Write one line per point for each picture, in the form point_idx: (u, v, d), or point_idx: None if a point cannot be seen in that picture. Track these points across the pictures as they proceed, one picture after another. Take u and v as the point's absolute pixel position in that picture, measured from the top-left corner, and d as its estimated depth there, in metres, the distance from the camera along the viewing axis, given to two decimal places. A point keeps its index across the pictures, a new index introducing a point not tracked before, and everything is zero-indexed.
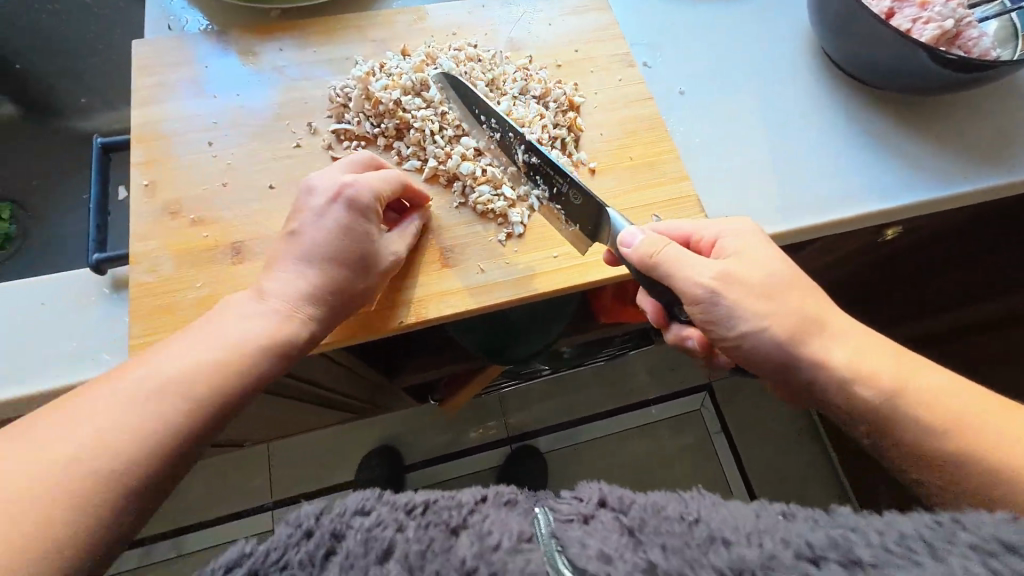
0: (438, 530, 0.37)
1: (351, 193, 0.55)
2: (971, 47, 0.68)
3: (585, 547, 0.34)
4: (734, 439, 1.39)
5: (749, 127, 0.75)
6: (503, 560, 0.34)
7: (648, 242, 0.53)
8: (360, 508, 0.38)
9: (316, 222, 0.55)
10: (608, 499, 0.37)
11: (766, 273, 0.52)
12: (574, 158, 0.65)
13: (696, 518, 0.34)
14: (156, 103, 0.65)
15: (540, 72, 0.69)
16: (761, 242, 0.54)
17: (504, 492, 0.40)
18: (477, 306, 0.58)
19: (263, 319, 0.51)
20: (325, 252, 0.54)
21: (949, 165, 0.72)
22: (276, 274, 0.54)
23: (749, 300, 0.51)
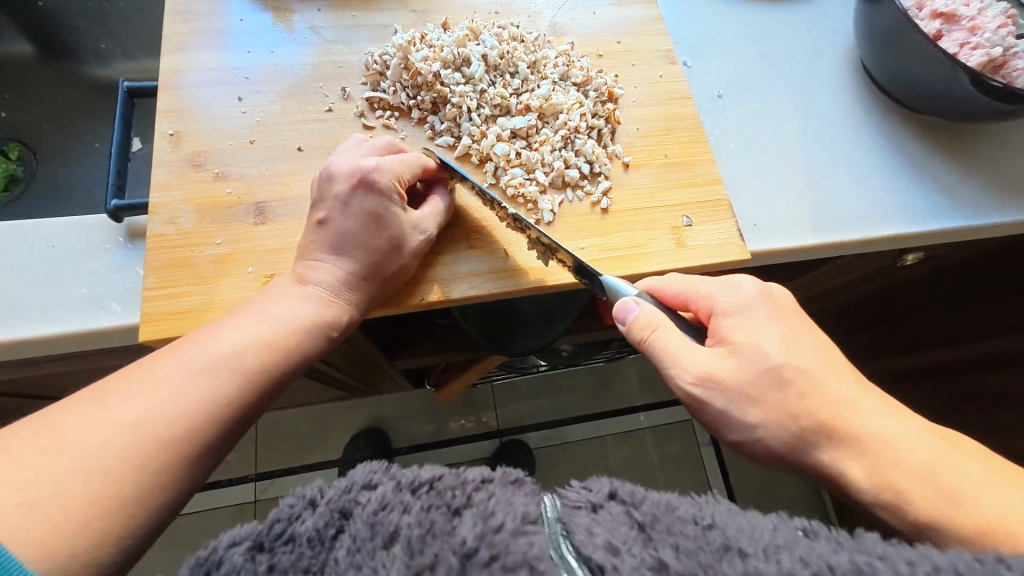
0: (439, 512, 0.35)
1: (370, 183, 0.54)
2: (1015, 78, 0.67)
3: (592, 536, 0.34)
4: (724, 452, 1.38)
5: (783, 137, 0.74)
6: (506, 543, 0.32)
7: (642, 322, 0.52)
8: (367, 482, 0.37)
9: (340, 210, 0.54)
10: (618, 492, 0.37)
11: (760, 369, 0.48)
12: (609, 149, 0.63)
13: (710, 524, 0.32)
14: (187, 52, 0.63)
15: (582, 60, 0.67)
16: (765, 322, 0.50)
17: (511, 471, 0.39)
18: (502, 291, 0.57)
19: (306, 303, 0.51)
20: (359, 242, 0.53)
21: (976, 197, 0.72)
22: (311, 263, 0.53)
23: (741, 398, 0.49)
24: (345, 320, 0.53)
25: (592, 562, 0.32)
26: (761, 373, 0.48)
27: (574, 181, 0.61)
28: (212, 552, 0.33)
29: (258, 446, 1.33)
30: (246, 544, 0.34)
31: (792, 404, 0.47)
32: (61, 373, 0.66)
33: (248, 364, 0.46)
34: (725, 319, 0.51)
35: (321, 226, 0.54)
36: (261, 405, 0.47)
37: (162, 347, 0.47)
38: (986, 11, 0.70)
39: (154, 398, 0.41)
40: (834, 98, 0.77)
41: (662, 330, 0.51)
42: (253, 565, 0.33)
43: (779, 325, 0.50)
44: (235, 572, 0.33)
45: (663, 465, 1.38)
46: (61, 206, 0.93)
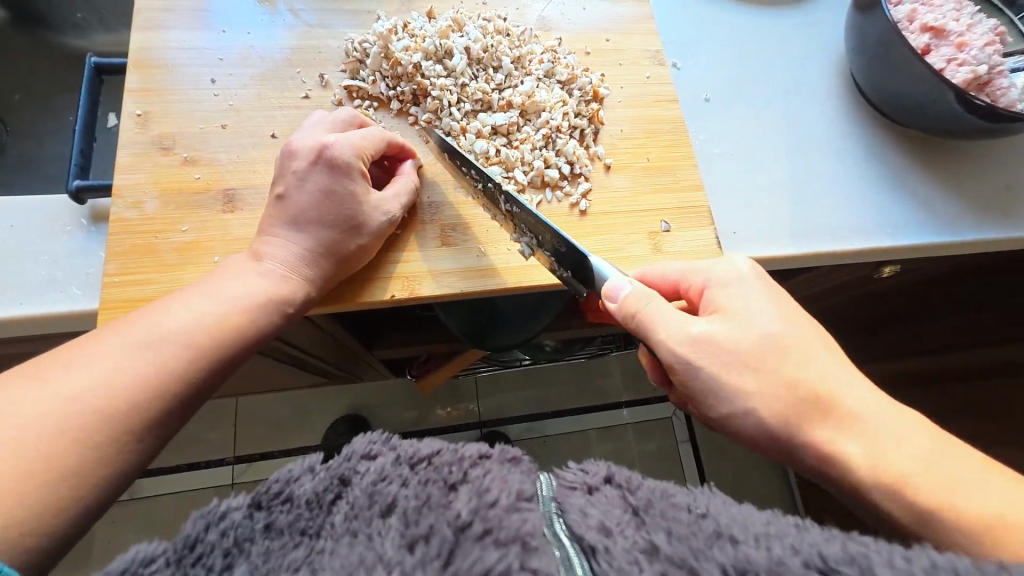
0: (436, 486, 0.35)
1: (329, 159, 0.53)
2: (999, 96, 0.67)
3: (586, 517, 0.33)
4: (700, 451, 1.40)
5: (769, 146, 0.74)
6: (499, 518, 0.32)
7: (634, 297, 0.50)
8: (367, 453, 0.37)
9: (299, 186, 0.53)
10: (614, 476, 0.37)
11: (756, 336, 0.48)
12: (590, 151, 0.63)
13: (705, 512, 0.32)
14: (160, 28, 0.61)
15: (568, 57, 0.66)
16: (755, 290, 0.50)
17: (509, 450, 0.38)
18: (469, 291, 0.56)
19: (262, 280, 0.50)
20: (315, 217, 0.52)
21: (952, 213, 0.73)
22: (269, 238, 0.52)
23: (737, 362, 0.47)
24: (303, 297, 0.51)
25: (584, 542, 0.32)
26: (752, 344, 0.48)
27: (553, 181, 0.60)
28: (213, 508, 0.33)
29: (234, 430, 1.32)
30: (245, 502, 0.34)
31: (785, 370, 0.47)
32: (23, 354, 0.64)
33: (209, 349, 0.45)
34: (718, 289, 0.51)
35: (277, 204, 0.53)
36: (211, 380, 0.46)
37: (105, 325, 0.45)
38: (975, 28, 0.71)
39: (116, 373, 0.41)
40: (821, 107, 0.77)
41: (649, 300, 0.50)
42: (251, 523, 0.33)
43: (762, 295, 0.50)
44: (234, 529, 0.32)
45: (640, 461, 1.39)
46: (33, 182, 0.91)
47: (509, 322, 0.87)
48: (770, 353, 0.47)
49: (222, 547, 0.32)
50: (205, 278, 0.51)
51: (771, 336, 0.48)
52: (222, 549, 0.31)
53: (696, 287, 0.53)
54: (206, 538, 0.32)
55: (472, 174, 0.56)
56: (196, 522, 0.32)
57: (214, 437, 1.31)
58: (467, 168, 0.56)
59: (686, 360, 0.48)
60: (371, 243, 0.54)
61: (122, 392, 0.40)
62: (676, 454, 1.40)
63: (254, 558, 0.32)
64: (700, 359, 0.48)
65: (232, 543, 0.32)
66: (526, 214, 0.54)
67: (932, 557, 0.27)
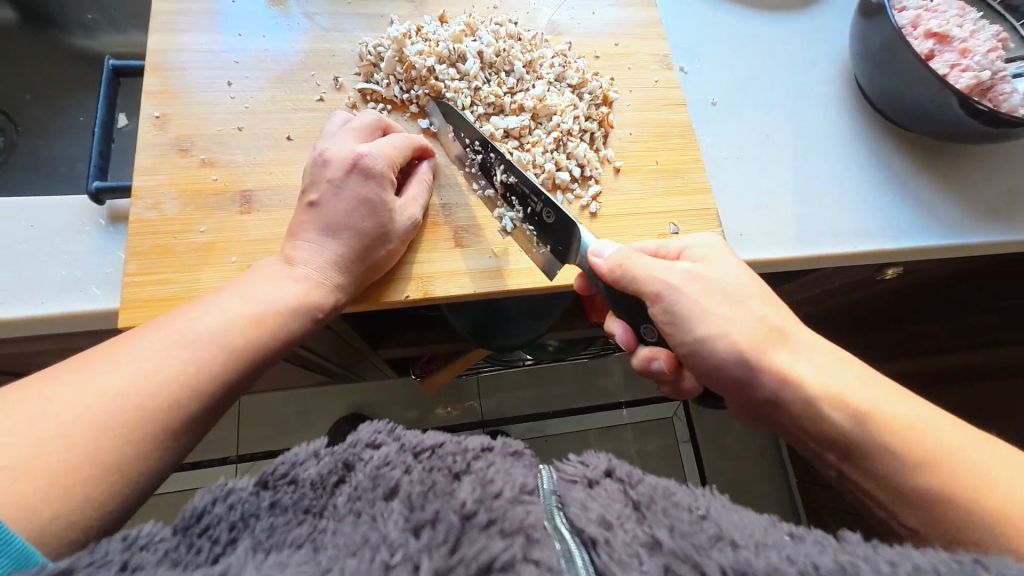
0: (440, 475, 0.35)
1: (363, 168, 0.54)
2: (1001, 101, 0.69)
3: (587, 510, 0.34)
4: (702, 450, 1.41)
5: (774, 149, 0.75)
6: (503, 509, 0.32)
7: (618, 254, 0.53)
8: (371, 441, 0.37)
9: (334, 194, 0.53)
10: (615, 471, 0.38)
11: (731, 282, 0.51)
12: (600, 154, 0.63)
13: (705, 514, 0.33)
14: (177, 31, 0.62)
15: (578, 61, 0.67)
16: (723, 252, 0.54)
17: (512, 442, 0.38)
18: (484, 292, 0.56)
19: (293, 284, 0.51)
20: (347, 225, 0.53)
21: (953, 216, 0.74)
22: (301, 241, 0.53)
23: (710, 311, 0.49)
24: (331, 304, 0.52)
25: (584, 534, 0.33)
26: (727, 285, 0.50)
27: (564, 183, 0.61)
28: (220, 485, 0.33)
29: (239, 429, 1.33)
30: (252, 482, 0.34)
31: (758, 313, 0.49)
32: (39, 352, 0.65)
33: (234, 352, 0.45)
34: (693, 249, 0.54)
35: (308, 210, 0.54)
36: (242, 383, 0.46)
37: (141, 324, 0.46)
38: (978, 34, 0.72)
39: (146, 371, 0.41)
40: (826, 111, 0.79)
41: (632, 254, 0.52)
42: (257, 500, 0.33)
43: (731, 255, 0.54)
44: (240, 505, 0.33)
45: (641, 460, 1.40)
46: (43, 181, 0.91)
47: (515, 321, 0.88)
48: (743, 306, 0.50)
49: (228, 521, 0.32)
50: (244, 275, 0.52)
51: (742, 279, 0.51)
52: (228, 522, 0.32)
53: (675, 250, 0.56)
54: (213, 511, 0.32)
55: (476, 147, 0.59)
56: (203, 496, 0.32)
57: (220, 435, 1.32)
58: (472, 143, 0.59)
59: (665, 300, 0.50)
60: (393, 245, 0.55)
61: (151, 392, 0.40)
62: (678, 453, 1.41)
63: (258, 534, 0.32)
64: (681, 297, 0.50)
65: (238, 517, 0.32)
66: (522, 183, 0.56)
67: (915, 560, 0.29)
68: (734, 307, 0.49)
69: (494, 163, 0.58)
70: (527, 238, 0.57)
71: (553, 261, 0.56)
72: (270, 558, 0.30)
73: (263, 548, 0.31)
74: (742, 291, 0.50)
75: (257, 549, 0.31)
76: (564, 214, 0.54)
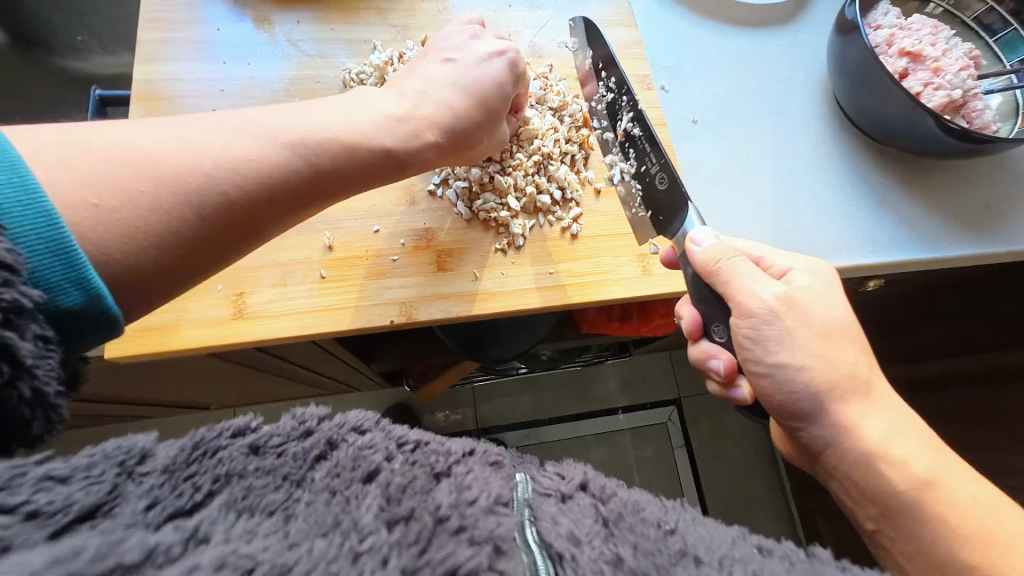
0: (422, 470, 0.34)
1: (511, 59, 0.58)
2: (974, 117, 0.72)
3: (556, 525, 0.34)
4: (696, 454, 1.42)
5: (755, 165, 0.77)
6: (476, 517, 0.32)
7: (716, 249, 0.53)
8: (358, 426, 0.35)
9: (470, 63, 0.57)
10: (588, 484, 0.39)
11: (833, 319, 0.50)
12: (581, 176, 0.64)
13: (672, 529, 0.34)
14: (164, 60, 0.63)
15: (559, 84, 0.68)
16: (832, 287, 0.52)
17: (491, 452, 0.38)
18: (468, 314, 0.57)
19: (386, 134, 0.51)
20: (472, 96, 0.56)
21: (932, 230, 0.76)
22: (409, 91, 0.55)
23: (802, 337, 0.49)
24: (374, 177, 0.51)
25: (553, 548, 0.32)
26: (826, 320, 0.50)
27: (545, 206, 0.62)
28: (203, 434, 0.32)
29: None
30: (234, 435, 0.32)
31: (846, 357, 0.49)
32: None
33: (251, 182, 0.43)
34: (805, 271, 0.53)
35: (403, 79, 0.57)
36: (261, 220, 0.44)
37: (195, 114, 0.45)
38: (950, 52, 0.73)
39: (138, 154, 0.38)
40: (805, 127, 0.80)
41: (730, 256, 0.53)
42: (238, 458, 0.32)
43: (840, 294, 0.52)
44: (220, 460, 0.31)
45: (638, 466, 1.40)
46: None
47: (505, 335, 0.88)
48: (835, 342, 0.49)
49: (208, 475, 0.30)
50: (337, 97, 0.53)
51: (842, 322, 0.50)
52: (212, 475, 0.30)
53: (778, 269, 0.54)
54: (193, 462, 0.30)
55: (609, 84, 0.65)
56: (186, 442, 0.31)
57: None
58: (606, 75, 0.65)
59: (754, 316, 0.51)
60: (469, 123, 0.55)
61: (167, 188, 0.38)
62: (672, 458, 1.42)
63: (233, 492, 0.30)
64: (778, 317, 0.50)
65: (216, 471, 0.31)
66: (645, 138, 0.61)
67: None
68: (827, 344, 0.49)
69: (623, 109, 0.63)
70: (630, 194, 0.63)
71: (646, 227, 0.62)
72: (242, 522, 0.29)
73: (235, 508, 0.29)
74: (838, 326, 0.50)
75: (229, 507, 0.29)
76: (680, 190, 0.56)
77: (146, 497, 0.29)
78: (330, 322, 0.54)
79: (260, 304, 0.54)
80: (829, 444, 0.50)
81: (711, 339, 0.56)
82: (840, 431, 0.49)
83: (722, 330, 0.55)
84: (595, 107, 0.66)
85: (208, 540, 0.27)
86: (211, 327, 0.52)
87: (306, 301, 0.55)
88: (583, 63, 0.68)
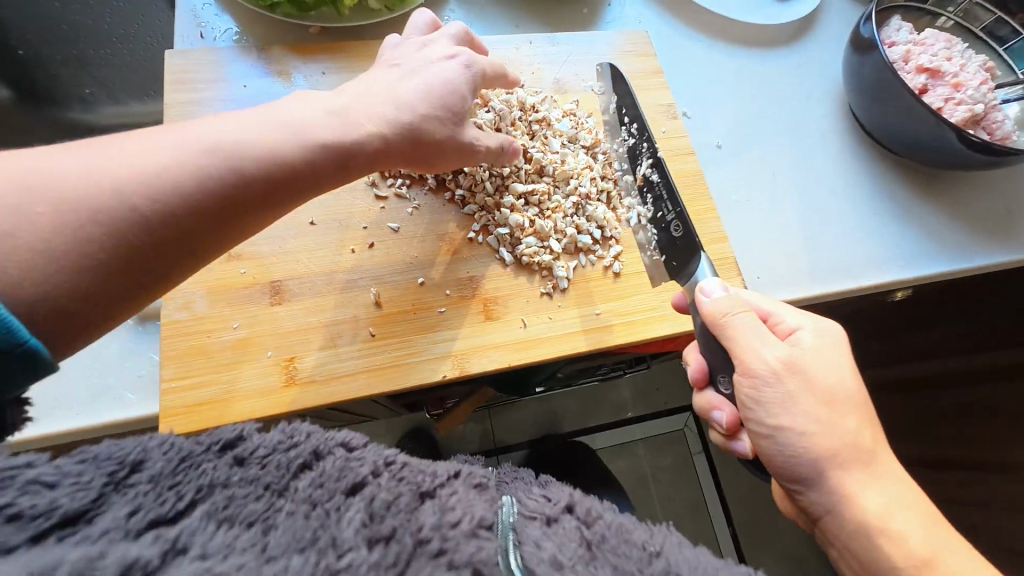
0: (408, 489, 0.35)
1: (463, 59, 0.58)
2: (994, 129, 0.72)
3: (539, 549, 0.36)
4: (715, 462, 1.32)
5: (781, 187, 0.77)
6: (457, 540, 0.33)
7: (726, 301, 0.52)
8: (347, 443, 0.37)
9: (421, 67, 0.57)
10: (574, 508, 0.41)
11: (837, 384, 0.49)
12: (619, 212, 0.64)
13: (657, 551, 0.37)
14: (192, 121, 0.62)
15: (588, 120, 0.68)
16: (839, 352, 0.52)
17: (475, 475, 0.40)
18: (521, 362, 0.56)
19: (293, 138, 0.48)
20: (410, 101, 0.54)
21: (959, 240, 0.76)
22: (349, 99, 0.54)
23: (803, 400, 0.49)
24: (285, 188, 0.47)
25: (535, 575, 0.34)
26: (829, 386, 0.49)
27: (587, 246, 0.62)
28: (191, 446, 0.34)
29: None
30: (223, 451, 0.34)
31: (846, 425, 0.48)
32: None
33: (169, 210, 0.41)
34: (812, 333, 0.52)
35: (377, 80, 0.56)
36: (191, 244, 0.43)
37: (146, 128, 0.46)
38: (967, 66, 0.75)
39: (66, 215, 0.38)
40: (826, 144, 0.81)
41: (739, 310, 0.52)
42: (225, 471, 0.33)
43: (846, 359, 0.51)
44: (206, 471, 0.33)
45: (656, 479, 1.32)
46: None
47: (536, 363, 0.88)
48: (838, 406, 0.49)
49: (194, 485, 0.32)
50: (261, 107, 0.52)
51: (843, 386, 0.50)
52: (196, 485, 0.32)
53: (787, 326, 0.54)
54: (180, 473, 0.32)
55: (632, 128, 0.65)
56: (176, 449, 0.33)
57: None
58: (630, 121, 0.65)
59: (756, 376, 0.50)
60: (402, 135, 0.53)
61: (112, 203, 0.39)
62: (692, 467, 1.33)
63: (216, 501, 0.32)
64: (780, 380, 0.49)
65: (204, 483, 0.32)
66: (663, 184, 0.60)
67: None
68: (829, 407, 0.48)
69: (645, 156, 0.63)
70: (644, 236, 0.63)
71: (662, 272, 0.61)
72: (221, 532, 0.30)
73: (216, 518, 0.31)
74: (841, 394, 0.49)
75: (211, 516, 0.31)
76: (693, 239, 0.56)
77: (131, 503, 0.30)
78: (385, 382, 0.53)
79: (310, 369, 0.53)
80: (828, 510, 0.49)
81: (716, 391, 0.56)
82: (839, 499, 0.48)
83: (726, 385, 0.54)
84: (618, 151, 0.66)
85: (187, 551, 0.29)
86: (263, 396, 0.52)
87: (357, 361, 0.54)
88: (607, 106, 0.69)
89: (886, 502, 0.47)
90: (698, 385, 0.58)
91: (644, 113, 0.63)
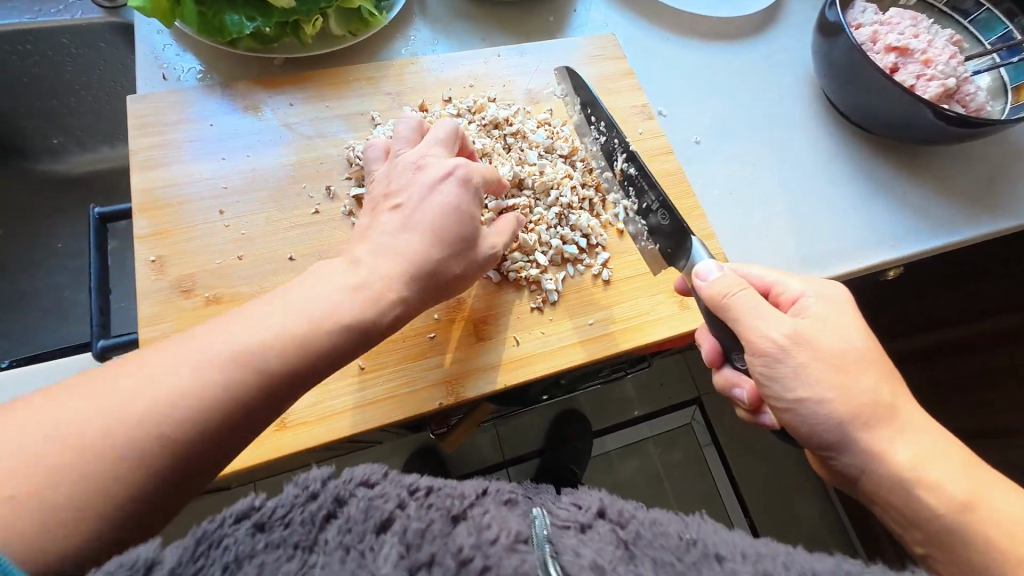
0: (439, 513, 0.34)
1: (461, 177, 0.53)
2: (968, 101, 0.72)
3: (579, 556, 0.34)
4: (724, 450, 1.31)
5: (763, 177, 0.77)
6: (499, 557, 0.32)
7: (724, 281, 0.51)
8: (366, 479, 0.36)
9: (425, 195, 0.52)
10: (606, 511, 0.38)
11: (848, 343, 0.49)
12: (603, 219, 0.64)
13: (694, 539, 0.35)
14: (159, 165, 0.60)
15: (564, 129, 0.67)
16: (847, 314, 0.51)
17: (504, 489, 0.38)
18: (517, 381, 0.55)
19: (351, 298, 0.46)
20: (434, 229, 0.51)
21: (945, 214, 0.76)
22: (373, 243, 0.50)
23: (813, 366, 0.47)
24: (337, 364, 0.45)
25: None
26: (837, 352, 0.48)
27: (574, 256, 0.61)
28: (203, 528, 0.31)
29: None
30: (240, 521, 0.32)
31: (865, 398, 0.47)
32: None
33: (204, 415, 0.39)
34: (815, 299, 0.51)
35: (365, 241, 0.51)
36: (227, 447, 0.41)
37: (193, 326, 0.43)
38: (935, 42, 0.74)
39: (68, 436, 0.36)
40: (802, 130, 0.81)
41: (739, 289, 0.51)
42: (246, 540, 0.32)
43: (854, 320, 0.50)
44: (225, 548, 0.31)
45: (670, 477, 1.27)
46: (31, 315, 0.88)
47: None
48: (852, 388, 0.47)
49: (221, 562, 0.31)
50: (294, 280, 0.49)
51: (855, 348, 0.48)
52: (221, 564, 0.30)
53: (791, 294, 0.53)
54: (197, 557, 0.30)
55: (600, 125, 0.65)
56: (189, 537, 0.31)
57: None
58: (595, 117, 0.65)
59: (767, 351, 0.48)
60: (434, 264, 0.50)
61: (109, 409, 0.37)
62: (701, 458, 1.30)
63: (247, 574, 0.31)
64: (789, 354, 0.48)
65: (231, 558, 0.31)
66: (642, 175, 0.61)
67: None
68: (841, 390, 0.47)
69: (618, 150, 0.63)
70: (636, 229, 0.62)
71: (660, 260, 0.60)
72: None
73: None
74: (855, 353, 0.48)
75: None
76: (682, 226, 0.56)
77: None
78: (379, 416, 0.52)
79: (300, 410, 0.52)
80: (863, 472, 0.47)
81: (731, 367, 0.55)
82: (869, 477, 0.47)
83: (741, 360, 0.53)
84: (592, 147, 0.66)
85: None
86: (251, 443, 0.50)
87: (349, 396, 0.53)
88: (573, 108, 0.68)
89: (921, 456, 0.46)
90: (715, 363, 0.57)
91: (604, 102, 0.62)
